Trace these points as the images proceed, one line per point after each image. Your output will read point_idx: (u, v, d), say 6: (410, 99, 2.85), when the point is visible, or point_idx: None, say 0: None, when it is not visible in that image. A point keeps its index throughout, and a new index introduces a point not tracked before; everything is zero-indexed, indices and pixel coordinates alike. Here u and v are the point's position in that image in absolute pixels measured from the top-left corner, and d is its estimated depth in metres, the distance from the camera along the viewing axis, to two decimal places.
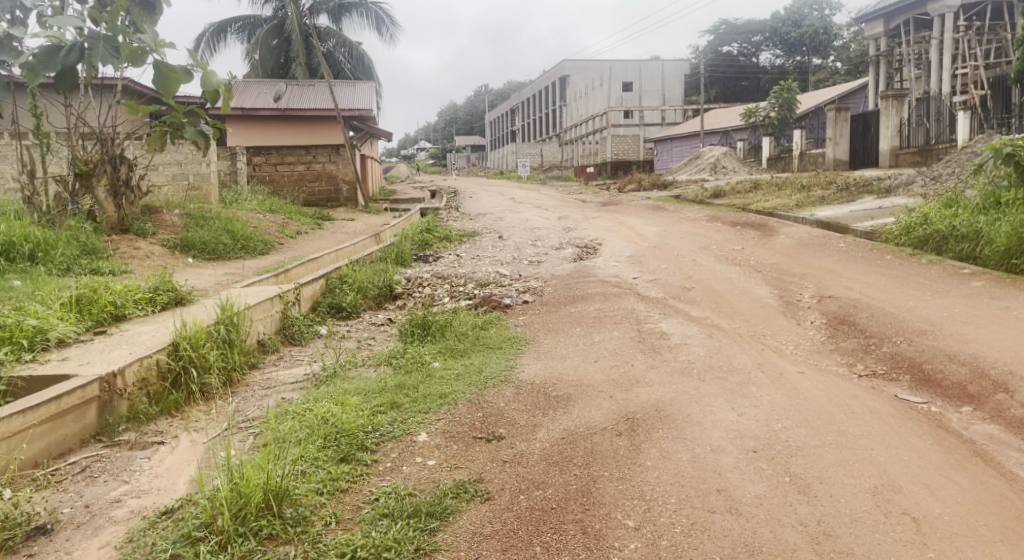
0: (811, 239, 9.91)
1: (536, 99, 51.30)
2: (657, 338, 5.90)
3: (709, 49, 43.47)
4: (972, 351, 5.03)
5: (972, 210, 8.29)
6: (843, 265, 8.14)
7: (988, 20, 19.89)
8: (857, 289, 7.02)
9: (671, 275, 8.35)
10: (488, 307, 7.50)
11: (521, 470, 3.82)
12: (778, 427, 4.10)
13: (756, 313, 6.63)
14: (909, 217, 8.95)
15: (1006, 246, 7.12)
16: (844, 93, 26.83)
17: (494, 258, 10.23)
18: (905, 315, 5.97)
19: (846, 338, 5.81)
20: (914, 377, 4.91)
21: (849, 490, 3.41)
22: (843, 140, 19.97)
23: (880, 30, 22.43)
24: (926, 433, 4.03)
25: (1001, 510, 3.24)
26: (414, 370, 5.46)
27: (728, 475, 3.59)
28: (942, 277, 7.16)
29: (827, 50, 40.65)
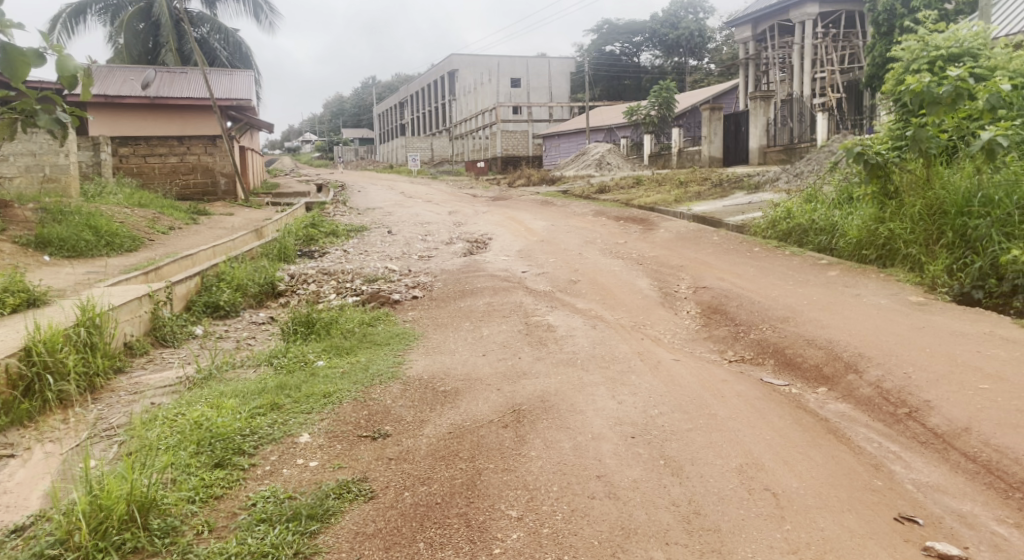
0: (688, 233, 10.38)
1: (425, 93, 50.93)
2: (544, 330, 6.02)
3: (593, 48, 44.52)
4: (827, 336, 5.43)
5: (830, 204, 8.96)
6: (716, 257, 8.58)
7: (842, 28, 21.38)
8: (729, 279, 7.41)
9: (558, 269, 8.52)
10: (376, 303, 7.40)
11: (406, 467, 3.80)
12: (654, 413, 4.28)
13: (636, 304, 6.88)
14: (775, 211, 9.55)
15: (857, 238, 7.72)
16: (716, 94, 28.19)
17: (383, 252, 10.12)
18: (769, 303, 6.38)
19: (717, 326, 6.14)
20: (777, 361, 5.27)
21: (718, 470, 3.61)
22: (718, 138, 21.02)
23: (747, 35, 23.46)
24: (786, 413, 4.32)
25: (849, 482, 3.50)
26: (297, 370, 5.32)
27: (608, 461, 3.72)
28: (803, 268, 7.69)
29: (702, 52, 42.60)
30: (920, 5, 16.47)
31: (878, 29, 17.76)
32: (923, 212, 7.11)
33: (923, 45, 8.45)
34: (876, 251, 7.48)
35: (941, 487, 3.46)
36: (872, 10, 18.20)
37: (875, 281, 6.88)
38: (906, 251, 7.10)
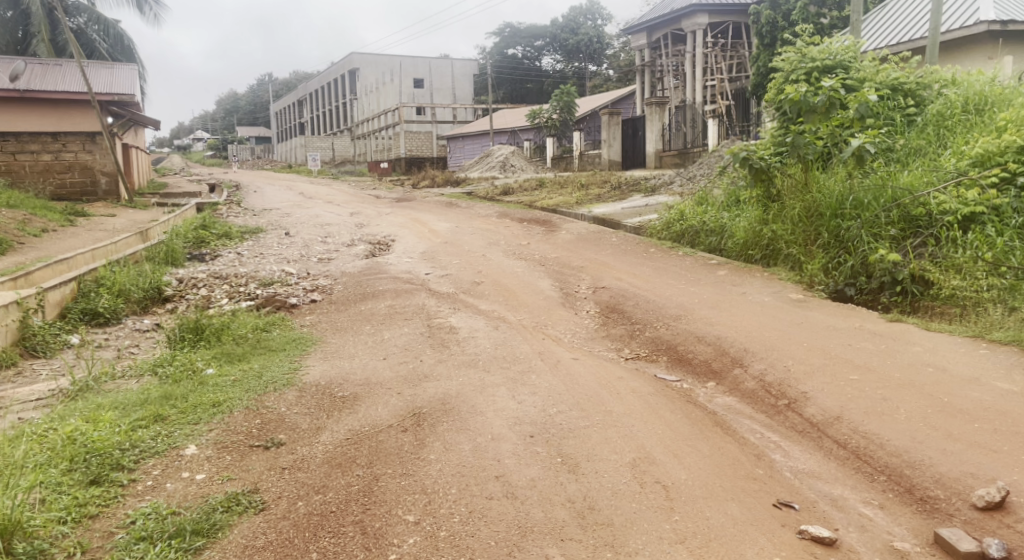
0: (588, 235, 10.58)
1: (325, 92, 49.80)
2: (446, 333, 5.99)
3: (495, 51, 44.91)
4: (716, 332, 5.66)
5: (719, 207, 9.37)
6: (615, 258, 8.80)
7: (730, 38, 22.40)
8: (627, 279, 7.61)
9: (461, 270, 8.52)
10: (272, 307, 7.16)
11: (301, 476, 3.69)
12: (552, 412, 4.34)
13: (538, 305, 6.96)
14: (669, 213, 9.90)
15: (744, 239, 8.11)
16: (614, 98, 28.90)
17: (279, 255, 9.81)
18: (664, 302, 6.60)
19: (615, 325, 6.29)
20: (670, 357, 5.45)
21: (612, 465, 3.70)
22: (616, 142, 21.59)
23: (643, 42, 24.43)
24: (677, 408, 4.48)
25: (734, 472, 3.66)
26: (184, 379, 5.07)
27: (506, 461, 3.74)
28: (695, 267, 8.00)
29: (601, 58, 43.50)
30: (798, 19, 17.55)
31: (762, 40, 18.77)
32: (802, 215, 7.54)
33: (800, 56, 8.98)
34: (760, 251, 7.88)
35: (815, 473, 3.68)
36: (755, 22, 19.34)
37: (760, 280, 7.24)
38: (787, 251, 7.51)
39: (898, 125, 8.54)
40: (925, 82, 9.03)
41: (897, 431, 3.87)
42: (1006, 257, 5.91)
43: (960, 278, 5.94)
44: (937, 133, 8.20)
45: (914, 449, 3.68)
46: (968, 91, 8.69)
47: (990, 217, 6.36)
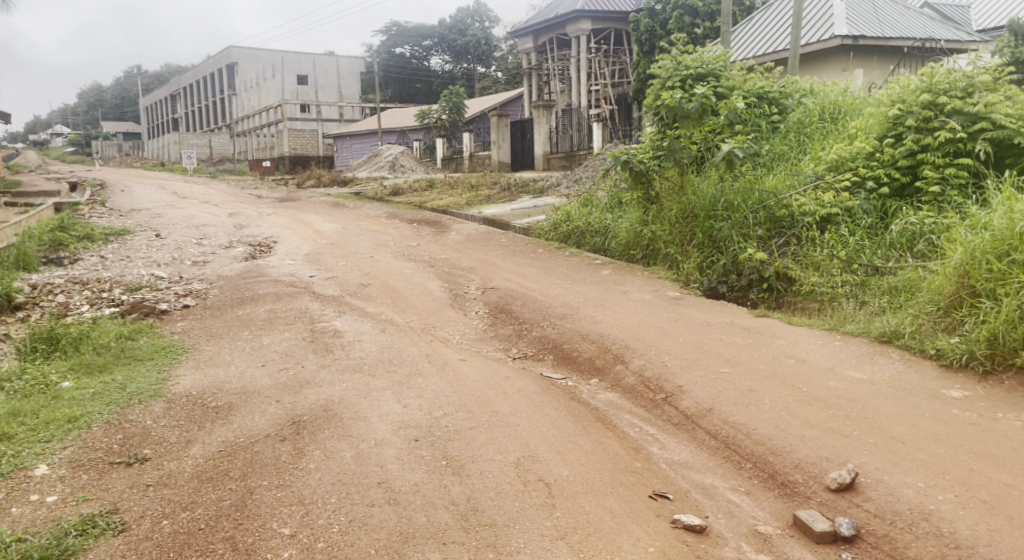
0: (477, 236, 10.59)
1: (201, 86, 47.44)
2: (330, 337, 5.83)
3: (383, 49, 44.32)
4: (599, 330, 5.80)
5: (603, 208, 9.62)
6: (503, 259, 8.86)
7: (613, 44, 23.05)
8: (515, 280, 7.67)
9: (348, 272, 8.32)
10: (139, 314, 6.73)
11: (167, 492, 3.48)
12: (438, 414, 4.30)
13: (426, 306, 6.89)
14: (556, 214, 10.08)
15: (626, 239, 8.37)
16: (502, 100, 29.09)
17: (149, 258, 9.24)
18: (551, 301, 6.70)
19: (503, 325, 6.33)
20: (556, 356, 5.54)
21: (496, 465, 3.70)
22: (505, 144, 21.75)
23: (529, 46, 24.74)
24: (562, 405, 4.55)
25: (613, 467, 3.74)
26: (36, 393, 4.67)
27: (389, 467, 3.67)
28: (581, 267, 8.17)
29: (489, 60, 43.63)
30: (674, 28, 18.33)
31: (641, 48, 19.59)
32: (679, 216, 7.85)
33: (675, 64, 9.35)
34: (641, 251, 8.17)
35: (689, 463, 3.83)
36: (635, 29, 20.01)
37: (641, 279, 7.49)
38: (665, 251, 7.81)
39: (764, 131, 9.07)
40: (787, 91, 9.65)
41: (763, 421, 4.09)
42: (857, 255, 6.37)
43: (818, 275, 6.35)
44: (798, 139, 8.78)
45: (777, 437, 3.89)
46: (824, 101, 9.37)
47: (843, 218, 6.86)
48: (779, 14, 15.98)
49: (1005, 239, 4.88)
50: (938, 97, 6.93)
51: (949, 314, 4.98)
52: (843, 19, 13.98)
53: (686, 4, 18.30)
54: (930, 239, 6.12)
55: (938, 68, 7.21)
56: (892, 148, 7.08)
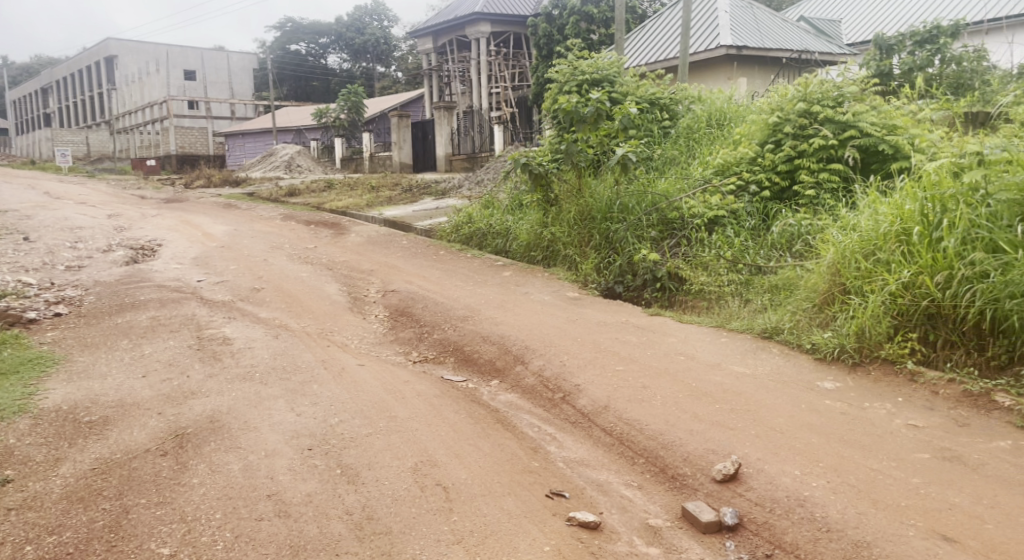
0: (377, 238, 10.43)
1: (76, 79, 44.50)
2: (218, 344, 5.58)
3: (277, 46, 42.99)
4: (500, 332, 5.82)
5: (504, 210, 9.67)
6: (404, 261, 8.75)
7: (512, 48, 23.26)
8: (415, 282, 7.60)
9: (239, 276, 8.01)
10: (3, 324, 6.22)
11: (31, 516, 3.24)
12: (334, 422, 4.20)
13: (323, 310, 6.72)
14: (458, 215, 10.06)
15: (527, 241, 8.45)
16: (402, 100, 28.81)
17: (16, 263, 8.58)
18: (451, 304, 6.67)
19: (403, 328, 6.25)
20: (456, 358, 5.52)
21: (393, 471, 3.65)
22: (407, 145, 21.46)
23: (429, 47, 24.64)
24: (461, 408, 4.53)
25: (510, 468, 3.76)
26: None
27: (280, 478, 3.55)
28: (482, 269, 8.18)
29: (388, 60, 43.09)
30: (571, 33, 18.73)
31: (539, 52, 19.90)
32: (577, 218, 7.99)
33: (572, 69, 9.53)
34: (542, 252, 8.28)
35: (585, 461, 3.90)
36: (533, 34, 20.31)
37: (541, 280, 7.57)
38: (564, 253, 7.93)
39: (656, 136, 9.38)
40: (677, 98, 10.01)
41: (655, 416, 4.21)
42: (742, 255, 6.68)
43: (706, 274, 6.62)
44: (687, 144, 9.13)
45: (668, 432, 4.02)
46: (711, 108, 9.79)
47: (729, 219, 7.18)
48: (670, 23, 16.62)
49: (871, 239, 5.24)
50: (812, 105, 7.40)
51: (823, 310, 5.30)
52: (727, 30, 14.67)
53: (582, 10, 18.74)
54: (806, 240, 6.49)
55: (812, 79, 7.69)
56: (771, 154, 7.49)
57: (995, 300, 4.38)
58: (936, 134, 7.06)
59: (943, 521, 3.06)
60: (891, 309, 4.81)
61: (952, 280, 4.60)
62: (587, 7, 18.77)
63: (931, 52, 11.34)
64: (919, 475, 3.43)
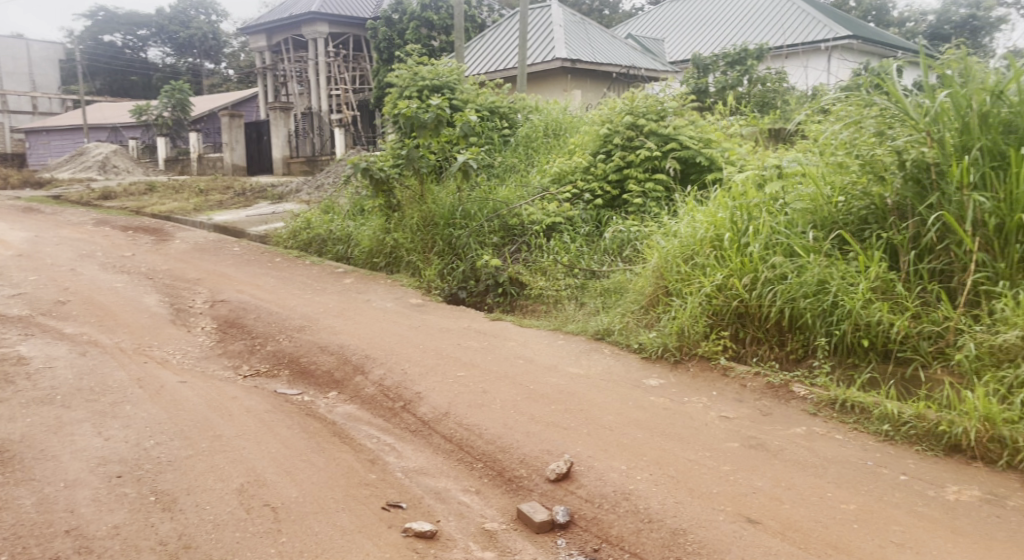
0: (206, 244, 9.82)
1: None
2: (12, 365, 5.00)
3: (88, 36, 39.41)
4: (339, 341, 5.65)
5: (344, 216, 9.43)
6: (235, 269, 8.30)
7: (351, 50, 22.78)
8: (248, 291, 7.22)
9: (41, 288, 7.23)
10: None
11: None
12: (148, 445, 3.88)
13: (141, 324, 6.22)
14: (295, 221, 9.68)
15: (369, 247, 8.30)
16: (234, 99, 27.34)
17: None
18: (286, 313, 6.40)
19: (233, 340, 5.92)
20: (291, 371, 5.29)
21: (215, 494, 3.43)
22: (239, 146, 20.32)
23: (262, 45, 23.58)
24: (295, 423, 4.35)
25: (345, 482, 3.65)
26: None
27: (83, 511, 3.23)
28: (321, 276, 7.93)
29: (218, 56, 40.74)
30: (411, 39, 18.70)
31: (380, 55, 19.67)
32: (419, 224, 7.93)
33: (412, 74, 9.50)
34: (384, 258, 8.16)
35: (423, 469, 3.87)
36: (372, 37, 20.02)
37: (383, 287, 7.45)
38: (407, 259, 7.85)
39: (497, 144, 9.52)
40: (515, 107, 10.21)
41: (493, 421, 4.25)
42: (578, 260, 6.93)
43: (545, 279, 6.80)
44: (526, 153, 9.37)
45: (505, 435, 4.08)
46: (548, 118, 10.11)
47: (565, 226, 7.42)
48: (507, 34, 17.00)
49: (690, 245, 5.62)
50: (638, 118, 7.86)
51: (649, 312, 5.62)
52: (562, 43, 15.22)
53: (422, 16, 18.74)
54: (635, 246, 6.84)
55: (637, 93, 8.15)
56: (603, 164, 7.84)
57: (793, 299, 4.82)
58: (744, 148, 7.72)
59: (747, 504, 3.32)
60: (707, 309, 5.17)
61: (757, 282, 5.03)
62: (427, 13, 18.79)
63: (741, 73, 12.36)
64: (729, 463, 3.71)
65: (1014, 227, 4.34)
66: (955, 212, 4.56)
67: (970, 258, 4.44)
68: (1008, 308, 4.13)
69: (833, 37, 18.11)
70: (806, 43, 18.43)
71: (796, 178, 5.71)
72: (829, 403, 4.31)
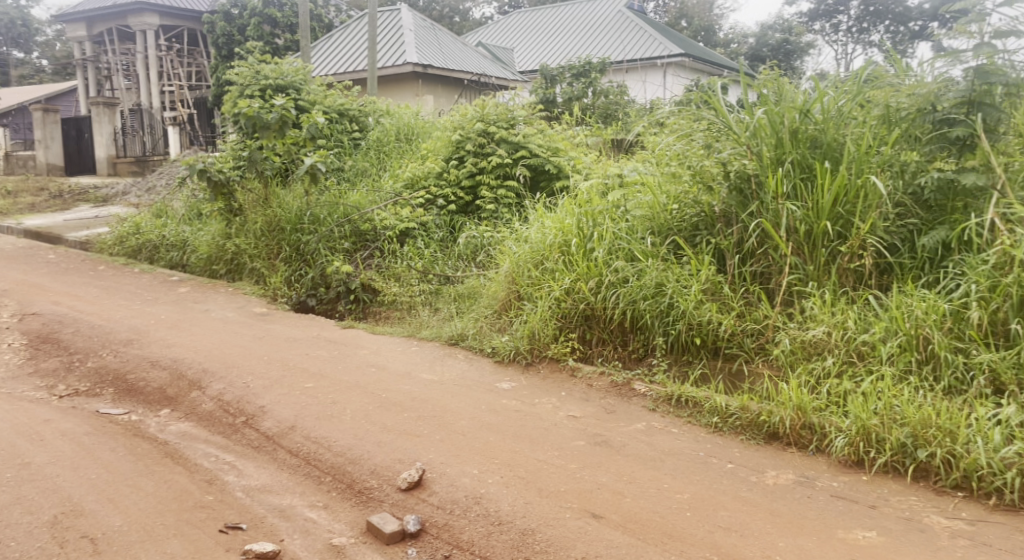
0: (15, 252, 8.86)
1: None
2: None
3: None
4: (172, 355, 5.28)
5: (179, 220, 8.85)
6: (51, 278, 7.55)
7: (186, 44, 21.46)
8: (65, 303, 6.59)
9: None
10: None
11: None
12: None
13: None
14: (122, 226, 8.95)
15: (208, 253, 7.87)
16: (49, 92, 24.89)
17: None
18: (112, 326, 5.90)
19: (47, 358, 5.37)
20: (117, 389, 4.88)
21: (23, 529, 3.10)
22: (56, 144, 18.52)
23: (82, 34, 21.65)
24: (121, 445, 4.01)
25: (178, 506, 3.42)
26: None
27: None
28: (153, 285, 7.39)
29: (29, 45, 36.93)
30: (253, 35, 18.00)
31: (218, 51, 18.68)
32: (264, 229, 7.58)
33: (253, 72, 9.09)
34: (225, 265, 7.74)
35: (266, 486, 3.70)
36: (209, 31, 18.94)
37: (223, 295, 7.06)
38: (251, 266, 7.49)
39: (346, 147, 9.32)
40: (366, 110, 10.01)
41: (341, 432, 4.13)
42: (431, 266, 6.91)
43: (398, 285, 6.71)
44: (378, 157, 9.24)
45: (355, 446, 3.97)
46: (399, 122, 10.01)
47: (419, 231, 7.36)
48: (355, 36, 16.71)
49: (540, 250, 5.76)
50: (488, 126, 7.96)
51: (502, 316, 5.70)
52: (412, 48, 15.16)
53: (264, 13, 18.10)
54: (488, 251, 6.91)
55: (488, 101, 8.27)
56: (455, 169, 7.87)
57: (633, 302, 5.05)
58: (589, 158, 8.03)
59: (593, 500, 3.44)
60: (556, 313, 5.31)
61: (601, 285, 5.23)
62: (270, 10, 18.09)
63: (585, 85, 12.90)
64: (576, 461, 3.83)
65: (820, 232, 4.80)
66: (772, 219, 4.97)
67: (785, 262, 4.86)
68: (816, 307, 4.56)
69: (667, 54, 19.26)
70: (644, 59, 19.48)
71: (636, 187, 6.00)
72: (667, 399, 4.56)
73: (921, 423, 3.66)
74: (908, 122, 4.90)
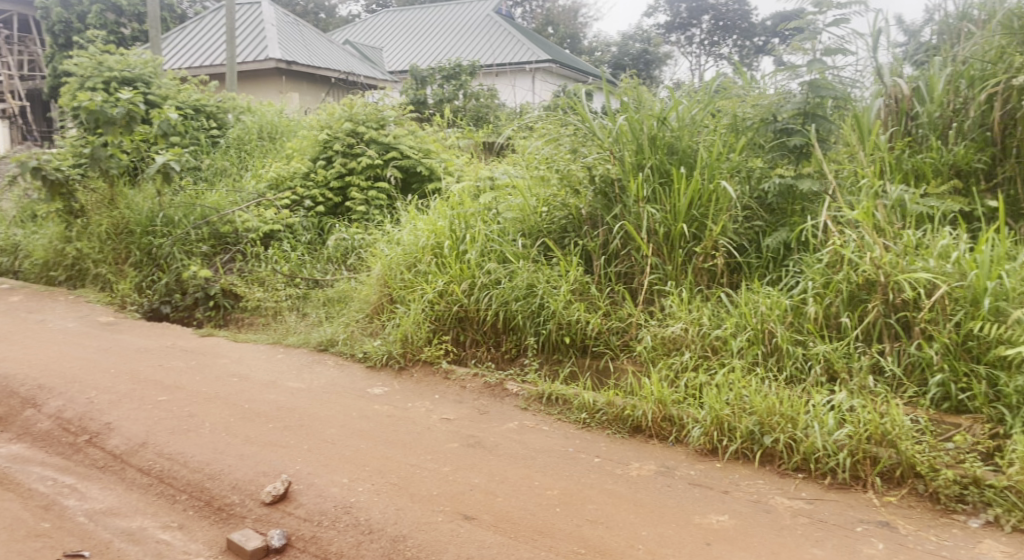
0: None
1: None
2: None
3: None
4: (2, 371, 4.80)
5: (9, 224, 8.15)
6: None
7: (16, 31, 19.60)
8: None
9: None
10: None
11: None
12: None
13: None
14: None
15: (43, 258, 7.31)
16: None
17: None
18: None
19: None
20: None
21: None
22: None
23: None
24: None
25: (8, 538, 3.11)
26: None
27: None
28: None
29: None
30: (95, 24, 16.79)
31: (55, 40, 17.20)
32: (110, 231, 7.08)
33: (95, 63, 8.43)
34: (64, 272, 7.20)
35: (114, 509, 3.44)
36: (43, 18, 17.40)
37: (63, 304, 6.51)
38: (95, 271, 6.99)
39: (203, 145, 8.86)
40: (224, 107, 9.55)
41: (199, 446, 3.91)
42: (298, 269, 6.67)
43: (262, 290, 6.43)
44: (238, 156, 8.83)
45: (214, 460, 3.76)
46: (262, 119, 9.58)
47: (285, 234, 7.09)
48: (212, 28, 15.88)
49: (412, 252, 5.71)
50: (357, 126, 7.80)
51: (373, 320, 5.59)
52: (275, 43, 14.61)
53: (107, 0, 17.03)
54: (358, 254, 6.75)
55: (356, 100, 8.10)
56: (323, 170, 7.66)
57: (506, 303, 5.11)
58: (460, 160, 8.04)
59: (464, 502, 3.44)
60: (429, 315, 5.26)
61: (474, 287, 5.26)
62: None
63: (456, 87, 12.92)
64: (449, 464, 3.82)
65: (678, 234, 5.05)
66: (634, 222, 5.18)
67: (646, 262, 5.07)
68: (675, 304, 4.78)
69: (535, 60, 19.60)
70: (513, 64, 19.75)
71: (507, 189, 6.09)
72: (538, 397, 4.64)
73: (767, 411, 3.91)
74: (753, 131, 5.30)
